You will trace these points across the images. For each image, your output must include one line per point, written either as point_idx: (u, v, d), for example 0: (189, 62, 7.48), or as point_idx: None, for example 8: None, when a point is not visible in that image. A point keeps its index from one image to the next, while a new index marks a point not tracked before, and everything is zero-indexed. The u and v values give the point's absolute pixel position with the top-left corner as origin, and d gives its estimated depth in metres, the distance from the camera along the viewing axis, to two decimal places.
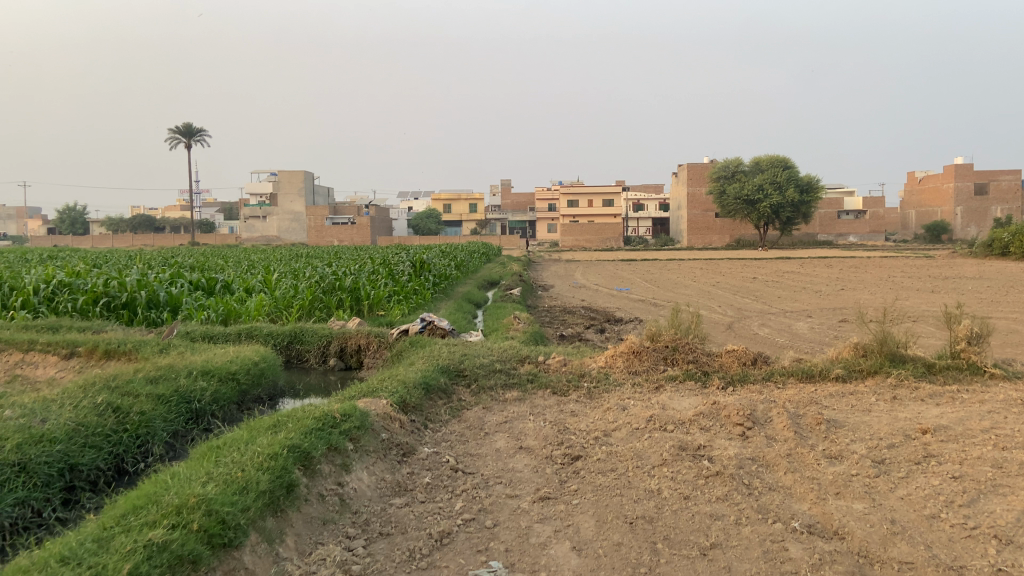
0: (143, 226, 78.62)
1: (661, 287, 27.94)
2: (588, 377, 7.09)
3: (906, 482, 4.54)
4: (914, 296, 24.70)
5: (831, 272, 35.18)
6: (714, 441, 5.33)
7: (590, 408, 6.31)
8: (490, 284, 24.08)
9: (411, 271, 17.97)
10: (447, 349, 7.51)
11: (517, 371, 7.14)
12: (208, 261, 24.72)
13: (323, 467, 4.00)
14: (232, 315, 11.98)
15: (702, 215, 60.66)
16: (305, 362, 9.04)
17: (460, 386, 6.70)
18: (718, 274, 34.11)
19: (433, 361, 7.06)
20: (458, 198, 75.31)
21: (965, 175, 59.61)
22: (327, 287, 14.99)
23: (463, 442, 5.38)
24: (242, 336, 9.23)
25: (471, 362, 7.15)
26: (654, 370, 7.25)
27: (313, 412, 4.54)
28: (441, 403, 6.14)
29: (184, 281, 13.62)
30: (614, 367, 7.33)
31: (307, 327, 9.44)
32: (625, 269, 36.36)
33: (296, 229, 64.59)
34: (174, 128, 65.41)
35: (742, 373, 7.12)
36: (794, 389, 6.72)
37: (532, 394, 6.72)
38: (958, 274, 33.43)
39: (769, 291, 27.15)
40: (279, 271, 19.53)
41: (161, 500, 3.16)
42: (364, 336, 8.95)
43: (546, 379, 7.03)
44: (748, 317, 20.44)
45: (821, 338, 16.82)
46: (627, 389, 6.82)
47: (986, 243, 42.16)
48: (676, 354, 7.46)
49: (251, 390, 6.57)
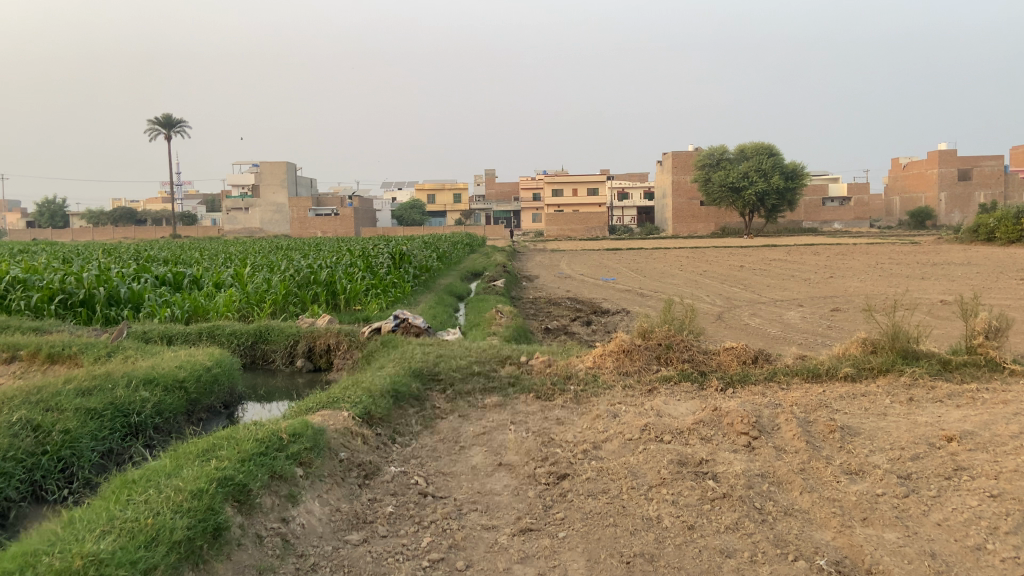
0: (123, 218, 77.36)
1: (648, 276, 27.40)
2: (575, 380, 6.49)
3: (938, 506, 3.97)
4: (904, 284, 24.30)
5: (818, 260, 34.74)
6: (717, 454, 4.74)
7: (578, 416, 5.71)
8: (473, 275, 23.45)
9: (391, 263, 17.32)
10: (422, 350, 6.89)
11: (497, 374, 6.53)
12: (182, 254, 23.95)
13: (263, 500, 3.35)
14: (199, 312, 11.40)
15: (687, 203, 60.25)
16: (270, 363, 8.39)
17: (434, 392, 6.08)
18: (706, 262, 33.63)
19: (405, 364, 6.44)
20: (442, 187, 74.53)
21: (949, 161, 59.59)
22: (301, 280, 14.33)
23: (435, 458, 4.75)
24: (203, 336, 8.56)
25: (446, 364, 6.53)
26: (646, 371, 6.66)
27: (256, 433, 3.90)
28: (412, 412, 5.52)
29: (148, 276, 12.91)
30: (603, 367, 6.74)
31: (272, 325, 8.78)
32: (611, 258, 35.80)
33: (278, 221, 63.60)
34: (151, 119, 64.20)
35: (742, 373, 6.54)
36: (800, 390, 6.14)
37: (514, 400, 6.13)
38: (946, 260, 33.11)
39: (757, 279, 26.68)
40: (255, 262, 18.82)
41: (39, 563, 2.52)
42: (333, 335, 8.31)
43: (529, 382, 6.43)
44: (738, 307, 19.92)
45: (814, 328, 16.33)
46: (617, 393, 6.22)
47: (972, 228, 41.91)
48: (669, 353, 6.88)
49: (201, 400, 5.93)
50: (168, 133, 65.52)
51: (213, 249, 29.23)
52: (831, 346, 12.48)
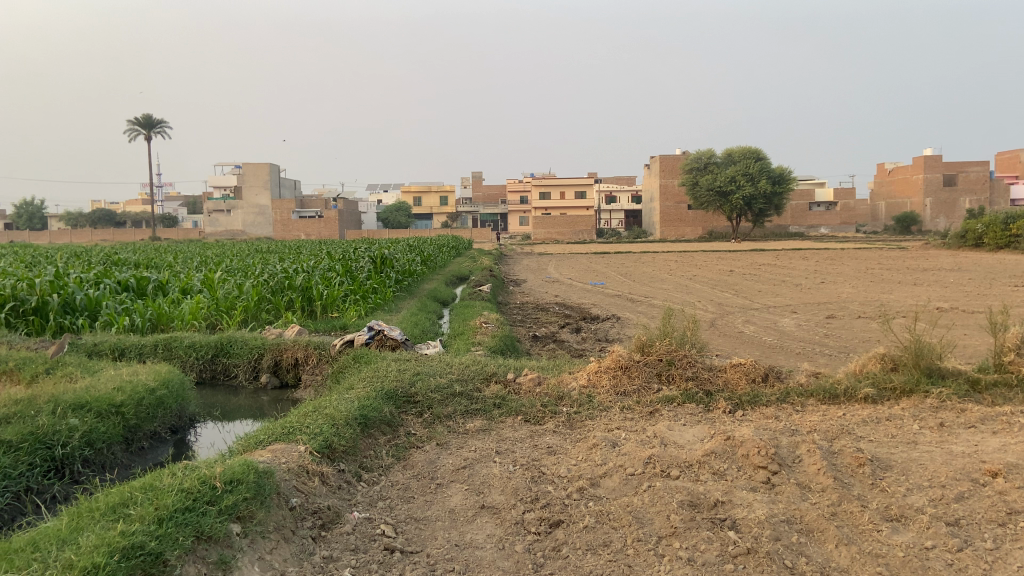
0: (103, 220, 76.05)
1: (637, 281, 26.80)
2: (567, 401, 5.84)
3: (1001, 565, 3.35)
4: (896, 290, 23.83)
5: (807, 264, 34.24)
6: (733, 495, 4.10)
7: (572, 444, 5.05)
8: (458, 280, 22.75)
9: (372, 267, 16.60)
10: (397, 366, 6.21)
11: (480, 394, 5.86)
12: (157, 258, 22.88)
13: (184, 573, 2.72)
14: (163, 320, 10.72)
15: (674, 207, 59.82)
16: (232, 378, 7.70)
17: (410, 416, 5.40)
18: (694, 267, 33.09)
19: (377, 383, 5.76)
20: (428, 190, 73.78)
21: (935, 166, 59.54)
22: (275, 285, 13.61)
23: (406, 499, 4.09)
24: (159, 349, 7.86)
25: (423, 383, 5.84)
26: (646, 390, 6.02)
27: (182, 479, 3.24)
28: (382, 442, 4.85)
29: (109, 282, 12.15)
30: (599, 386, 6.07)
31: (235, 336, 8.08)
32: (600, 262, 35.19)
33: (261, 223, 62.63)
34: (132, 119, 63.12)
35: (752, 394, 5.91)
36: (817, 414, 5.52)
37: (499, 424, 5.47)
38: (936, 265, 32.70)
39: (748, 285, 26.14)
40: (229, 267, 18.03)
41: None
42: (301, 348, 7.63)
43: (516, 404, 5.77)
44: (730, 314, 19.35)
45: (811, 337, 15.75)
46: (614, 417, 5.58)
47: (959, 233, 41.65)
48: (671, 371, 6.24)
49: (142, 427, 5.26)
50: (150, 134, 64.47)
51: (189, 251, 28.40)
52: (830, 360, 11.91)
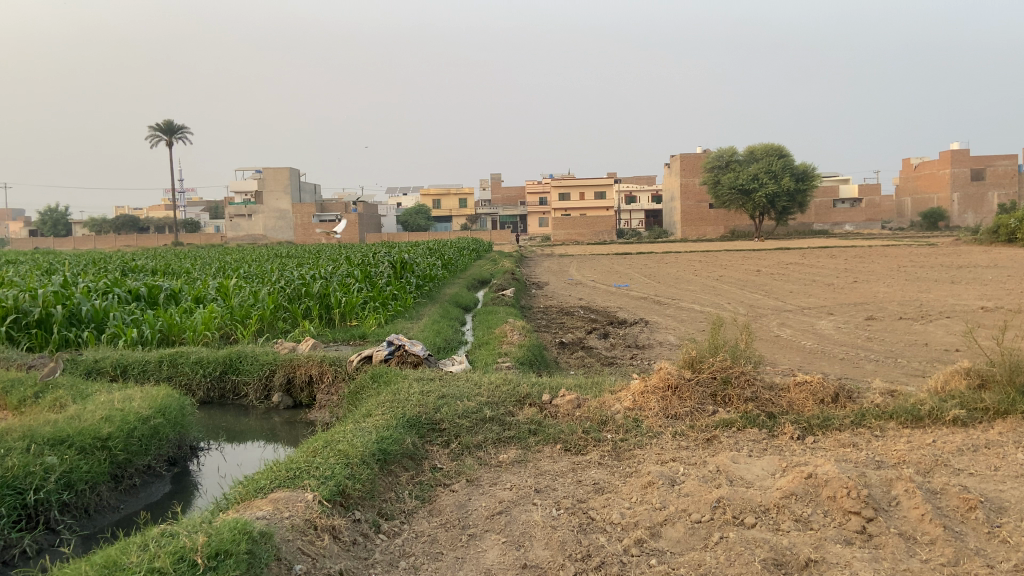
0: (126, 227, 76.34)
1: (663, 282, 26.08)
2: (611, 427, 5.16)
3: None
4: (934, 289, 22.88)
5: (837, 263, 33.28)
6: (827, 551, 3.42)
7: (622, 481, 4.36)
8: (480, 284, 22.14)
9: (391, 273, 15.99)
10: (420, 388, 5.54)
11: (513, 420, 5.19)
12: (175, 264, 22.40)
13: None
14: (173, 331, 10.23)
15: (696, 205, 58.86)
16: (242, 397, 7.09)
17: (435, 447, 4.73)
18: (720, 267, 32.20)
19: (398, 408, 5.09)
20: (447, 192, 73.25)
21: (962, 161, 58.16)
22: (292, 293, 13.05)
23: (434, 556, 3.42)
24: (164, 365, 7.28)
25: (449, 408, 5.16)
26: (700, 413, 5.33)
27: (154, 557, 2.60)
28: (404, 480, 4.19)
29: (117, 292, 11.60)
30: (646, 409, 5.38)
31: (245, 350, 7.49)
32: (624, 263, 34.46)
33: (282, 228, 62.36)
34: (154, 126, 63.26)
35: (822, 418, 5.22)
36: (901, 442, 4.82)
37: (536, 455, 4.81)
38: (970, 262, 31.63)
39: (778, 285, 25.27)
40: (245, 273, 17.45)
41: None
42: (316, 364, 6.99)
43: (554, 430, 5.10)
44: (764, 316, 18.57)
45: (851, 340, 14.95)
46: (666, 445, 4.90)
47: (991, 228, 40.43)
48: (728, 391, 5.54)
49: (133, 462, 4.64)
50: (171, 139, 64.53)
51: (207, 257, 27.99)
52: (875, 373, 11.16)
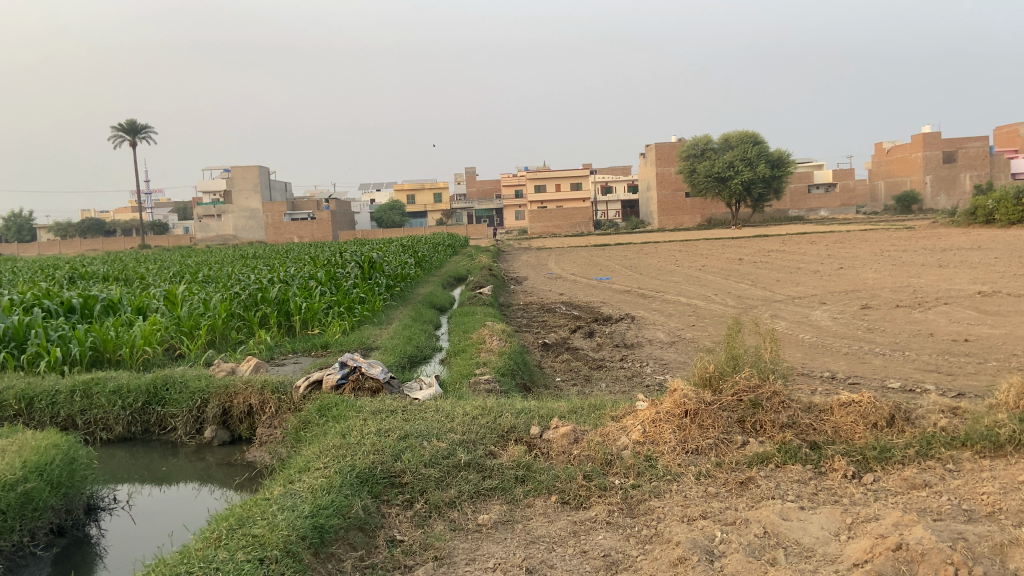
0: (93, 230, 74.08)
1: (645, 273, 25.15)
2: (618, 469, 4.10)
3: None
4: (924, 273, 22.03)
5: (819, 249, 32.47)
6: None
7: (640, 554, 3.28)
8: (455, 281, 21.04)
9: (359, 273, 14.80)
10: (376, 426, 4.42)
11: (493, 465, 4.10)
12: (131, 269, 20.98)
13: None
14: (108, 346, 9.05)
15: (672, 194, 58.01)
16: (170, 434, 5.98)
17: (395, 511, 3.64)
18: (700, 256, 31.23)
19: (343, 457, 3.98)
20: (421, 187, 71.84)
21: (934, 143, 57.75)
22: (247, 299, 11.85)
23: None
24: (77, 397, 6.13)
25: (413, 454, 4.05)
26: (728, 445, 4.30)
27: None
28: (348, 570, 3.11)
29: (45, 307, 10.34)
30: (660, 443, 4.33)
31: (175, 375, 6.37)
32: (603, 255, 33.45)
33: (253, 227, 60.68)
34: (117, 126, 61.28)
35: (879, 449, 4.22)
36: (989, 482, 3.80)
37: (524, 512, 3.73)
38: (953, 244, 30.96)
39: (763, 273, 24.37)
40: (202, 277, 16.20)
41: None
42: (256, 392, 5.87)
43: (545, 477, 4.02)
44: (755, 307, 17.63)
45: (850, 331, 14.03)
46: (691, 493, 3.85)
47: (968, 210, 39.90)
48: (759, 417, 4.50)
49: None
50: (136, 140, 62.57)
51: (170, 259, 26.77)
52: (884, 374, 10.18)
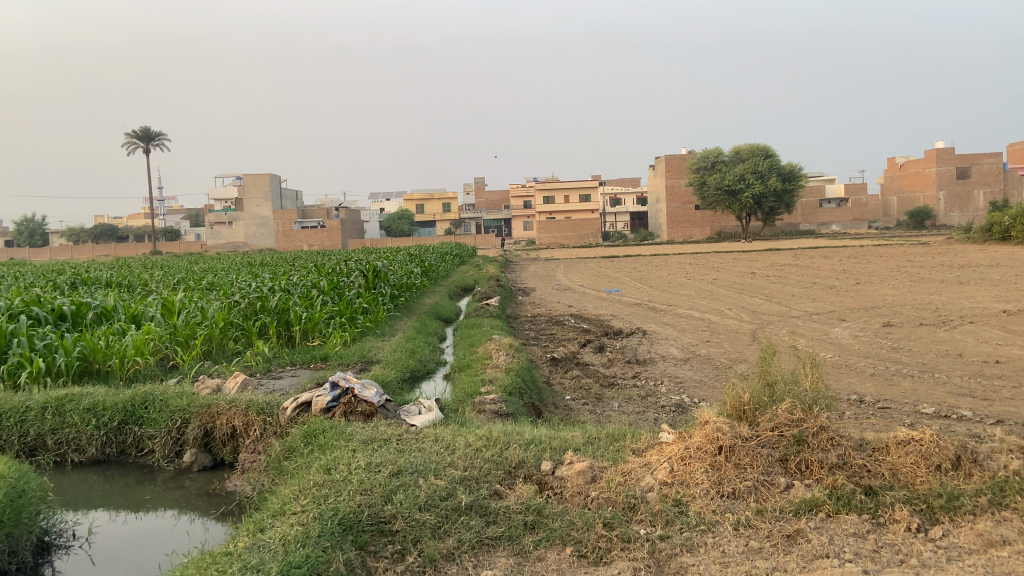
0: (104, 236, 74.04)
1: (656, 286, 24.58)
2: (644, 516, 3.54)
3: None
4: (944, 291, 21.36)
5: (833, 263, 31.83)
6: None
7: None
8: (462, 293, 20.53)
9: (363, 283, 14.30)
10: (366, 459, 3.88)
11: (499, 509, 3.54)
12: (132, 275, 20.48)
13: None
14: (96, 356, 8.53)
15: (681, 207, 57.38)
16: (148, 457, 5.45)
17: (382, 566, 3.09)
18: (712, 270, 30.58)
19: (324, 500, 3.42)
20: (430, 197, 71.52)
21: (948, 159, 57.03)
22: (247, 308, 11.34)
23: None
24: (49, 413, 5.60)
25: (406, 495, 3.51)
26: (768, 488, 3.74)
27: None
28: None
29: (34, 314, 9.84)
30: (690, 485, 3.77)
31: (155, 392, 5.85)
32: (612, 267, 32.90)
33: (263, 235, 60.42)
34: (129, 132, 61.23)
35: (945, 497, 3.66)
36: None
37: (534, 568, 3.16)
38: (971, 262, 30.18)
39: (778, 288, 23.74)
40: (202, 284, 15.70)
41: None
42: (241, 412, 5.34)
43: (557, 524, 3.45)
44: (772, 323, 17.02)
45: (872, 351, 13.41)
46: (730, 547, 3.29)
47: (984, 227, 39.13)
48: (804, 456, 3.94)
49: None
50: (147, 146, 62.44)
51: (175, 266, 26.23)
52: (913, 399, 9.56)
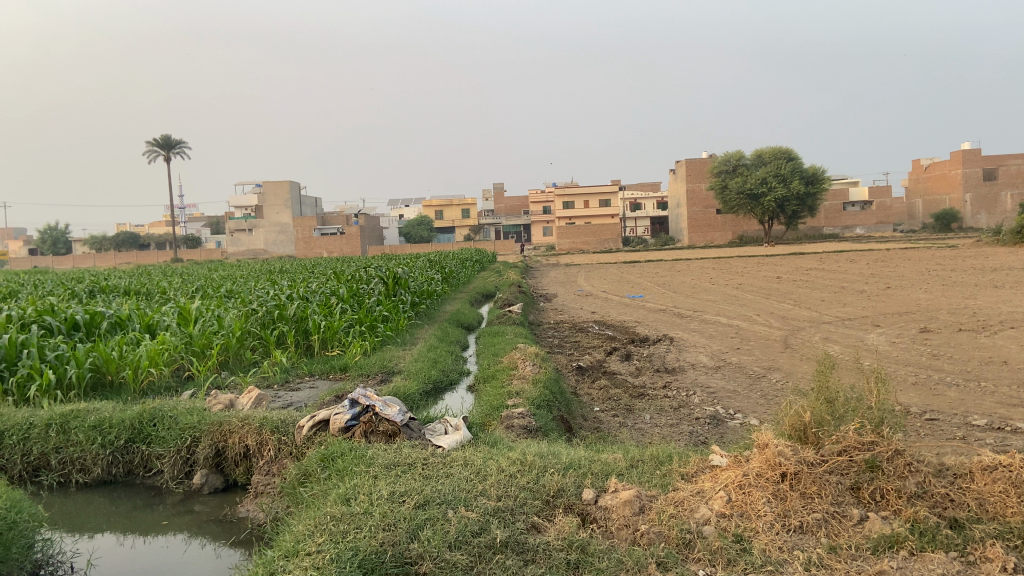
0: (127, 243, 74.53)
1: (680, 292, 24.07)
2: (701, 554, 3.13)
3: None
4: (979, 295, 20.67)
5: (859, 267, 31.10)
6: None
7: None
8: (483, 300, 20.16)
9: (383, 290, 13.98)
10: (390, 488, 3.51)
11: (539, 546, 3.14)
12: (151, 283, 20.31)
13: None
14: (109, 367, 8.25)
15: (702, 211, 56.58)
16: (156, 478, 5.12)
17: None
18: (737, 275, 29.97)
19: (341, 539, 3.05)
20: (450, 203, 71.33)
21: (975, 161, 55.82)
22: (264, 317, 11.03)
23: None
24: (53, 431, 5.29)
25: (435, 531, 3.13)
26: (839, 521, 3.32)
27: None
28: None
29: (48, 324, 9.59)
30: (751, 517, 3.35)
31: (164, 409, 5.52)
32: (634, 272, 32.40)
33: (283, 242, 60.41)
34: (150, 141, 61.54)
35: None
36: None
37: None
38: (1003, 265, 29.32)
39: (806, 293, 23.14)
40: (219, 293, 15.45)
41: None
42: (254, 431, 5.00)
43: (603, 563, 3.05)
44: (802, 330, 16.47)
45: (910, 359, 12.84)
46: None
47: (1014, 229, 38.15)
48: (877, 484, 3.53)
49: None
50: (168, 154, 62.72)
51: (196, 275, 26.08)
52: (959, 411, 9.04)
